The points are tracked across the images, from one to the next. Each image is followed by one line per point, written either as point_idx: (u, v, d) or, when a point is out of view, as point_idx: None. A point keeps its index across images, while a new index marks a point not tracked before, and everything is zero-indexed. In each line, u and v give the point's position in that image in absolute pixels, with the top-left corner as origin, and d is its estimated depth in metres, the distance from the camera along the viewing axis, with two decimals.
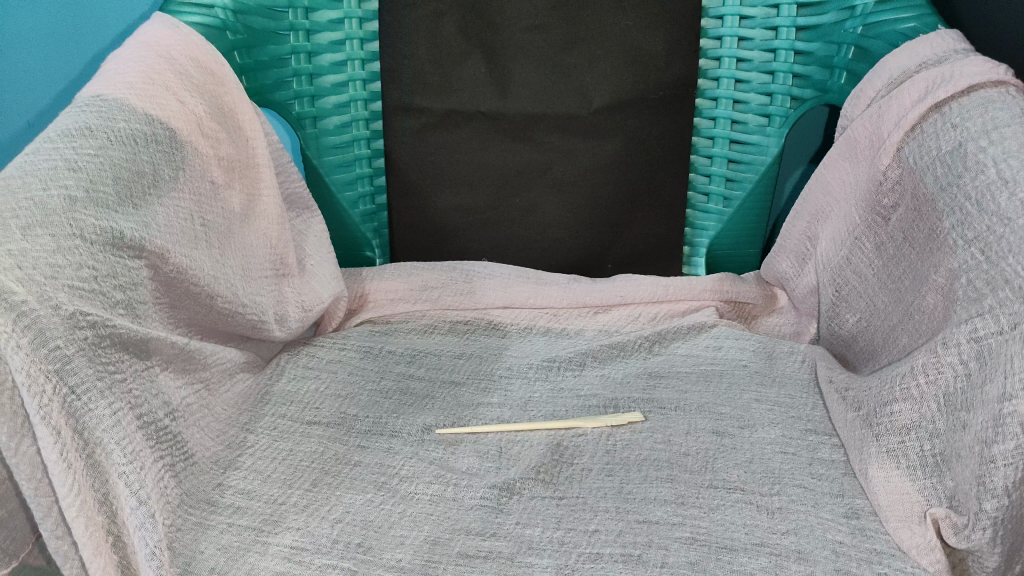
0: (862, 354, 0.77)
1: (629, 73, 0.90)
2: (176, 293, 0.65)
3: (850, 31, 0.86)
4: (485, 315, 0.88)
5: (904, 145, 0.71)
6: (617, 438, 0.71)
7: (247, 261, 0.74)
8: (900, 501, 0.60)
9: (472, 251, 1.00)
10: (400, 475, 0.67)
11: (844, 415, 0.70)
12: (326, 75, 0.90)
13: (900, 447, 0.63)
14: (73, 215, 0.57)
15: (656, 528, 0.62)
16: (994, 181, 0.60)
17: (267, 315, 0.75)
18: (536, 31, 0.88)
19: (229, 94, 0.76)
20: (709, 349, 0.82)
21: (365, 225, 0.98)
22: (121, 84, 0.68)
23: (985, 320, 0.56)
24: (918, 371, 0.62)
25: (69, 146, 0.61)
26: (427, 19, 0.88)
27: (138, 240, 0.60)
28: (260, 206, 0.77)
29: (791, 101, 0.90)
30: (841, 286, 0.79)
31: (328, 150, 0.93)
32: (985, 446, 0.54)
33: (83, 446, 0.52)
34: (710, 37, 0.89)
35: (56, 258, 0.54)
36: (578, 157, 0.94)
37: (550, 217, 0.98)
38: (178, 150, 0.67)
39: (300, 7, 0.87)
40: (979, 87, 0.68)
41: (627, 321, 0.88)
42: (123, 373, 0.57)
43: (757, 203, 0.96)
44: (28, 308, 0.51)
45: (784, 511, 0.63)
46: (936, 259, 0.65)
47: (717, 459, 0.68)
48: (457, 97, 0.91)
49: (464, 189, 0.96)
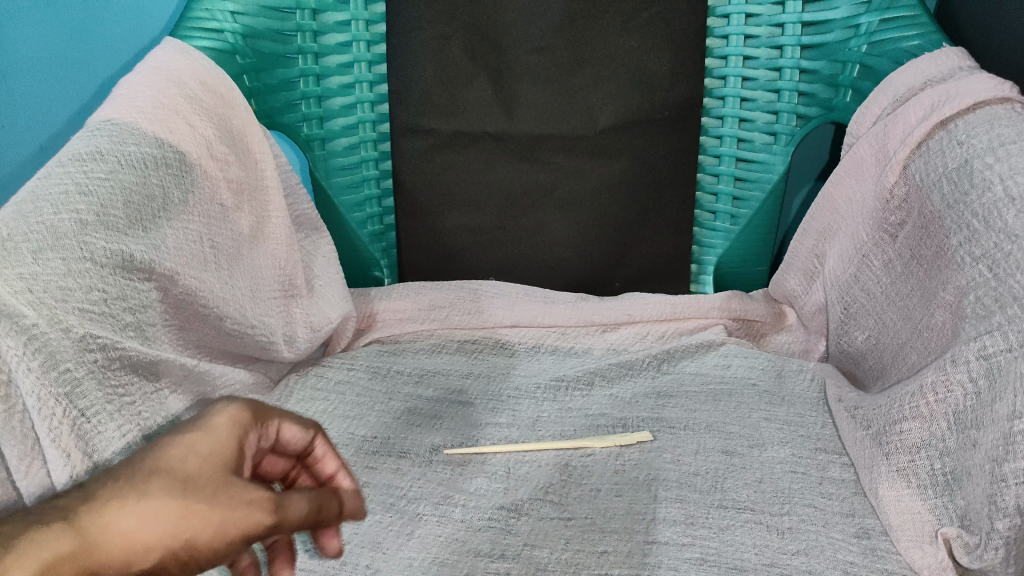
0: (871, 372, 0.76)
1: (636, 93, 0.91)
2: (184, 315, 0.66)
3: (855, 49, 0.85)
4: (493, 334, 0.88)
5: (910, 162, 0.71)
6: (626, 458, 0.71)
7: (256, 281, 0.74)
8: (912, 521, 0.60)
9: (480, 270, 1.01)
10: (408, 496, 0.67)
11: (854, 434, 0.69)
12: (334, 98, 0.91)
13: (910, 466, 0.62)
14: (83, 238, 0.57)
15: (666, 549, 0.62)
16: (1001, 199, 0.60)
17: (275, 336, 0.76)
18: (541, 52, 0.89)
19: (237, 118, 0.77)
20: (717, 367, 0.82)
21: (374, 245, 0.99)
22: (131, 108, 0.68)
23: (993, 338, 0.56)
24: (927, 389, 0.61)
25: (79, 170, 0.61)
26: (435, 42, 0.89)
27: (148, 263, 0.61)
28: (268, 228, 0.77)
29: (797, 119, 0.90)
30: (850, 304, 0.79)
31: (337, 172, 0.94)
32: (995, 465, 0.53)
33: (93, 468, 0.51)
34: (715, 56, 0.89)
35: (67, 282, 0.55)
36: (585, 177, 0.95)
37: (558, 236, 0.98)
38: (187, 172, 0.68)
39: (309, 30, 0.87)
40: (984, 104, 0.68)
41: (635, 340, 0.88)
42: (132, 396, 0.57)
43: (764, 221, 0.96)
44: (38, 331, 0.51)
45: (794, 532, 0.63)
46: (944, 277, 0.65)
47: (727, 478, 0.68)
48: (464, 118, 0.92)
49: (472, 210, 0.97)
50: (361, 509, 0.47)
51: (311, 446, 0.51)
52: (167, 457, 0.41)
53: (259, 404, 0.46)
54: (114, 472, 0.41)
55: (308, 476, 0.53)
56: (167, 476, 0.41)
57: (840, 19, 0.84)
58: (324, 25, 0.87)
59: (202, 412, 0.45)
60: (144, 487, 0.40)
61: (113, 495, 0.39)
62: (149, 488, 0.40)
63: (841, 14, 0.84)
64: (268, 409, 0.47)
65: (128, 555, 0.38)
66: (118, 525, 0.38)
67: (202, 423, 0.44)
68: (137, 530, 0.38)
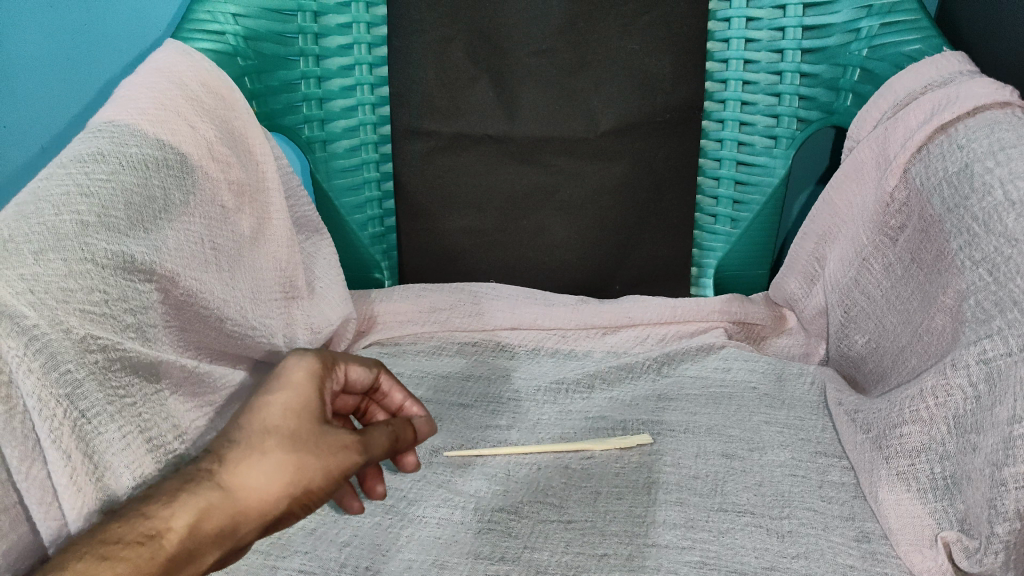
0: (872, 375, 0.76)
1: (637, 96, 0.91)
2: (185, 317, 0.66)
3: (856, 53, 0.85)
4: (493, 336, 0.88)
5: (910, 166, 0.71)
6: (626, 461, 0.71)
7: (257, 283, 0.75)
8: (912, 525, 0.60)
9: (481, 272, 1.01)
10: (407, 498, 0.67)
11: (853, 437, 0.69)
12: (335, 100, 0.91)
13: (911, 470, 0.62)
14: (84, 239, 0.57)
15: (666, 552, 0.62)
16: (1001, 203, 0.60)
17: (276, 337, 0.76)
18: (542, 55, 0.89)
19: (239, 120, 0.77)
20: (717, 370, 0.82)
21: (374, 247, 0.99)
22: (133, 109, 0.68)
23: (993, 341, 0.56)
24: (927, 393, 0.61)
25: (81, 171, 0.61)
26: (436, 45, 0.89)
27: (149, 264, 0.61)
28: (269, 229, 0.77)
29: (797, 122, 0.90)
30: (850, 307, 0.79)
31: (338, 173, 0.94)
32: (995, 469, 0.53)
33: (93, 470, 0.52)
34: (716, 60, 0.90)
35: (68, 283, 0.55)
36: (586, 180, 0.95)
37: (559, 239, 0.99)
38: (188, 174, 0.68)
39: (311, 32, 0.87)
40: (984, 108, 0.68)
41: (635, 342, 0.88)
42: (132, 397, 0.57)
43: (764, 224, 0.96)
44: (39, 332, 0.51)
45: (794, 535, 0.63)
46: (944, 281, 0.65)
47: (727, 482, 0.68)
48: (465, 121, 0.92)
49: (472, 212, 0.97)
50: (430, 429, 0.63)
51: (377, 381, 0.65)
52: (268, 415, 0.53)
53: (320, 357, 0.58)
54: (230, 435, 0.52)
55: (377, 409, 0.68)
56: (273, 432, 0.52)
57: (841, 23, 0.84)
58: (325, 27, 0.87)
59: (281, 370, 0.56)
60: (262, 446, 0.51)
61: (242, 455, 0.51)
62: (266, 445, 0.51)
63: (842, 18, 0.84)
64: (328, 359, 0.59)
65: (261, 501, 0.50)
66: (252, 477, 0.50)
67: (286, 381, 0.55)
68: (267, 479, 0.50)
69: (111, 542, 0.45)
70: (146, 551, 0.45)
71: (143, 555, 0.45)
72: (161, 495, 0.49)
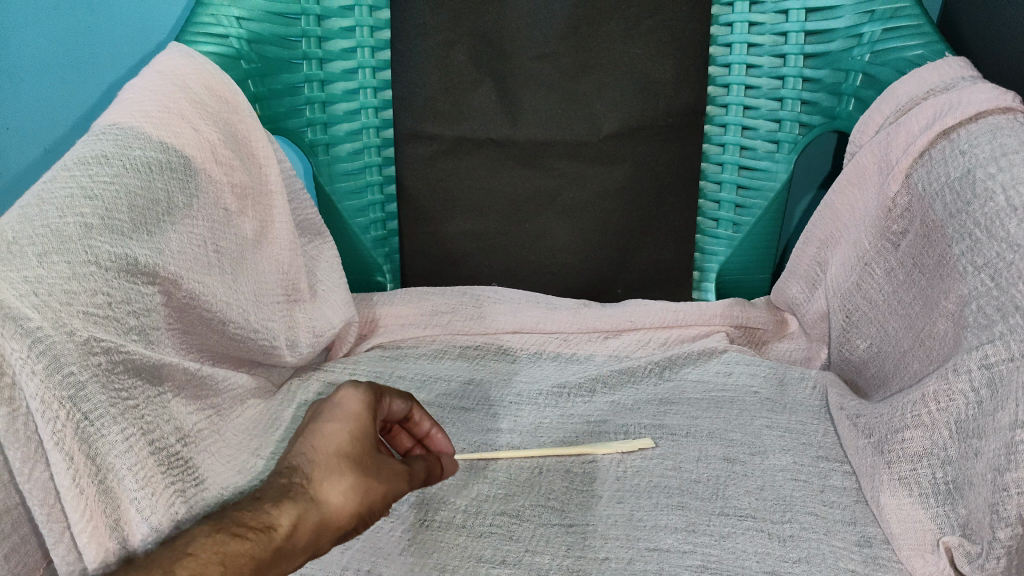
0: (873, 380, 0.76)
1: (639, 100, 0.91)
2: (188, 319, 0.66)
3: (858, 58, 0.85)
4: (495, 339, 0.89)
5: (913, 171, 0.71)
6: (627, 465, 0.71)
7: (259, 286, 0.75)
8: (913, 530, 0.60)
9: (482, 275, 1.01)
10: (409, 501, 0.67)
11: (855, 442, 0.69)
12: (339, 103, 0.91)
13: (912, 475, 0.62)
14: (88, 241, 0.57)
15: (667, 555, 0.62)
16: (1003, 209, 0.60)
17: (278, 340, 0.76)
18: (545, 59, 0.90)
19: (243, 123, 0.77)
20: (719, 374, 0.82)
21: (376, 250, 0.99)
22: (137, 112, 0.69)
23: (995, 347, 0.56)
24: (929, 398, 0.61)
25: (85, 174, 0.62)
26: (439, 49, 0.89)
27: (152, 267, 0.61)
28: (271, 232, 0.77)
29: (800, 127, 0.91)
30: (852, 312, 0.79)
31: (341, 177, 0.94)
32: (997, 474, 0.53)
33: (95, 471, 0.52)
34: (718, 64, 0.90)
35: (71, 285, 0.55)
36: (588, 183, 0.95)
37: (561, 242, 0.99)
38: (192, 177, 0.68)
39: (314, 36, 0.87)
40: (986, 113, 0.68)
41: (637, 346, 0.88)
42: (135, 399, 0.57)
43: (767, 228, 0.96)
44: (42, 334, 0.51)
45: (796, 539, 0.63)
46: (946, 286, 0.65)
47: (728, 486, 0.68)
48: (468, 125, 0.92)
49: (475, 215, 0.97)
50: (453, 469, 0.65)
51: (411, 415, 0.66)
52: (340, 440, 0.56)
53: (376, 388, 0.61)
54: (303, 454, 0.55)
55: (403, 432, 0.68)
56: (345, 457, 0.56)
57: (843, 28, 0.84)
58: (329, 31, 0.88)
59: (342, 399, 0.59)
60: (340, 467, 0.55)
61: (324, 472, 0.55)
62: (341, 467, 0.55)
63: (844, 23, 0.84)
64: (383, 389, 0.62)
65: (339, 517, 0.54)
66: (330, 496, 0.54)
67: (348, 410, 0.58)
68: (346, 498, 0.54)
69: (233, 526, 0.49)
70: (257, 543, 0.49)
71: (254, 548, 0.49)
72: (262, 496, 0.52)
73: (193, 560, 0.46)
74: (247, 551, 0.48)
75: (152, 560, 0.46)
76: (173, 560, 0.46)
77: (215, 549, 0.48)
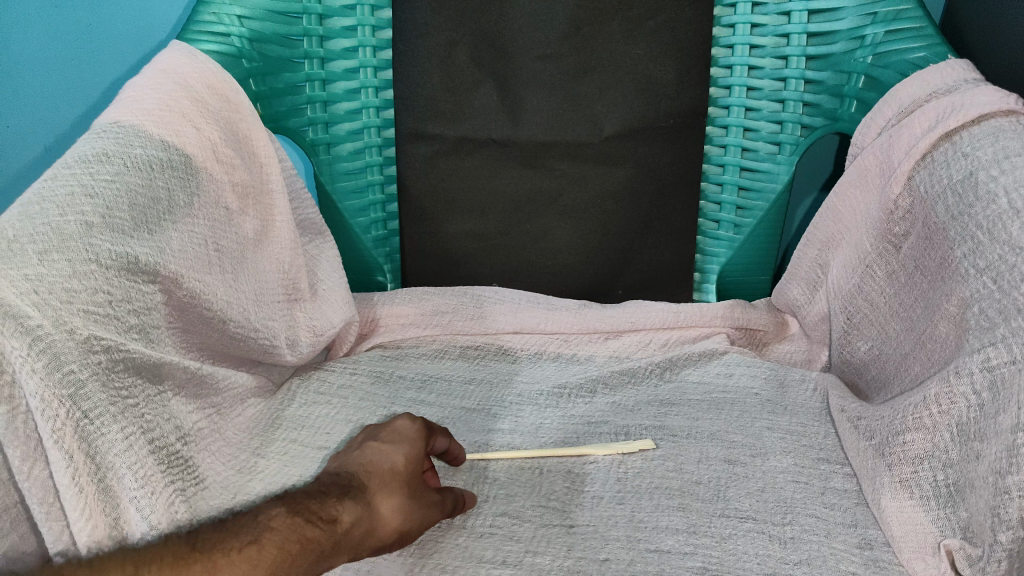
0: (874, 382, 0.76)
1: (641, 101, 0.91)
2: (188, 318, 0.66)
3: (860, 60, 0.85)
4: (495, 340, 0.88)
5: (914, 173, 0.71)
6: (628, 466, 0.71)
7: (260, 285, 0.74)
8: (914, 532, 0.60)
9: (482, 276, 1.01)
10: None
11: (856, 444, 0.69)
12: (340, 102, 0.91)
13: (913, 477, 0.62)
14: (88, 239, 0.57)
15: (668, 557, 0.62)
16: (1005, 211, 0.60)
17: (278, 339, 0.76)
18: (547, 60, 0.90)
19: (244, 122, 0.77)
20: (720, 376, 0.82)
21: (377, 250, 0.99)
22: (138, 110, 0.68)
23: (997, 349, 0.56)
24: (931, 400, 0.61)
25: (86, 172, 0.61)
26: (441, 48, 0.89)
27: (152, 265, 0.60)
28: (272, 231, 0.77)
29: (802, 129, 0.90)
30: (852, 314, 0.79)
31: (342, 176, 0.94)
32: (998, 477, 0.53)
33: (95, 470, 0.51)
34: (720, 65, 0.90)
35: (72, 283, 0.55)
36: (589, 184, 0.95)
37: (561, 243, 0.99)
38: (193, 175, 0.68)
39: (316, 35, 0.87)
40: (989, 116, 0.68)
41: (637, 347, 0.88)
42: (134, 398, 0.57)
43: (768, 230, 0.96)
44: (42, 332, 0.51)
45: (797, 541, 0.63)
46: (948, 288, 0.65)
47: (729, 488, 0.68)
48: (469, 125, 0.92)
49: (475, 215, 0.97)
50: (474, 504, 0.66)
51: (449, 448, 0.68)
52: (396, 460, 0.60)
53: (428, 422, 0.66)
54: (361, 466, 0.59)
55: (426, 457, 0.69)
56: (396, 477, 0.59)
57: (846, 29, 0.84)
58: (331, 30, 0.87)
59: (398, 427, 0.64)
60: (394, 485, 0.59)
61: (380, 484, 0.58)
62: (393, 484, 0.59)
63: (847, 24, 0.84)
64: (434, 424, 0.66)
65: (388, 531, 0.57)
66: (382, 507, 0.57)
67: (405, 435, 0.63)
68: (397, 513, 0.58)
69: (306, 513, 0.52)
70: (323, 533, 0.52)
71: (322, 537, 0.51)
72: (329, 495, 0.55)
73: (273, 534, 0.49)
74: (317, 539, 0.51)
75: (235, 526, 0.49)
76: (256, 532, 0.49)
77: (292, 529, 0.50)
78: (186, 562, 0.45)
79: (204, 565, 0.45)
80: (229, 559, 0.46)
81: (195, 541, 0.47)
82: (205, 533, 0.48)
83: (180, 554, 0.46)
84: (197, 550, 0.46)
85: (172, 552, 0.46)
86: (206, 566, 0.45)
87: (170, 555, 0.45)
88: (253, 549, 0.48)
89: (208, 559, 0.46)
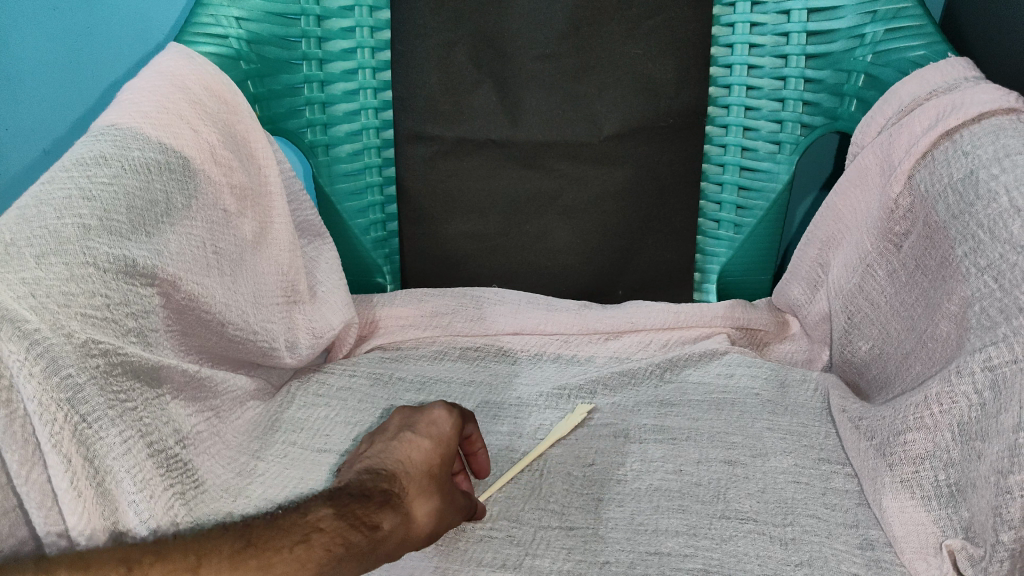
0: (876, 382, 0.76)
1: (640, 101, 0.91)
2: (187, 321, 0.66)
3: (860, 58, 0.85)
4: (496, 341, 0.88)
5: (915, 172, 0.71)
6: (627, 468, 0.71)
7: (258, 287, 0.74)
8: (916, 532, 0.60)
9: (483, 277, 1.01)
10: None
11: (857, 444, 0.69)
12: (339, 104, 0.90)
13: (914, 477, 0.62)
14: (86, 242, 0.57)
15: (668, 559, 0.62)
16: (1006, 210, 0.59)
17: (277, 341, 0.76)
18: (547, 60, 0.89)
19: (241, 123, 0.77)
20: (721, 376, 0.81)
21: (376, 251, 0.99)
22: (136, 113, 0.68)
23: (999, 349, 0.55)
24: (932, 400, 0.60)
25: (83, 175, 0.61)
26: (439, 50, 0.89)
27: (151, 268, 0.60)
28: (270, 234, 0.77)
29: (801, 128, 0.90)
30: (853, 313, 0.79)
31: (340, 178, 0.94)
32: (1000, 477, 0.52)
33: (94, 474, 0.51)
34: (720, 65, 0.90)
35: (70, 286, 0.55)
36: (589, 184, 0.95)
37: (561, 244, 0.98)
38: (190, 178, 0.68)
39: (314, 36, 0.87)
40: (989, 114, 0.68)
41: (638, 348, 0.88)
42: (133, 401, 0.57)
43: (768, 230, 0.96)
44: (40, 335, 0.51)
45: (798, 543, 0.63)
46: (949, 287, 0.65)
47: (729, 489, 0.68)
48: (468, 125, 0.92)
49: (475, 216, 0.97)
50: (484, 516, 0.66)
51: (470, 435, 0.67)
52: (433, 462, 0.60)
53: (461, 412, 0.66)
54: (401, 465, 0.58)
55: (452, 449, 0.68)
56: (432, 479, 0.59)
57: (845, 28, 0.84)
58: (329, 31, 0.87)
59: (435, 418, 0.64)
60: (432, 488, 0.59)
61: (417, 488, 0.58)
62: (431, 487, 0.59)
63: (847, 23, 0.84)
64: (468, 412, 0.67)
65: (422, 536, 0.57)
66: (418, 512, 0.56)
67: (442, 432, 0.63)
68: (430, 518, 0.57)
69: (351, 517, 0.51)
70: (365, 539, 0.51)
71: (363, 543, 0.51)
72: (374, 497, 0.54)
73: (321, 536, 0.49)
74: (360, 545, 0.50)
75: (285, 522, 0.49)
76: (305, 532, 0.49)
77: (337, 532, 0.50)
78: (242, 557, 0.46)
79: (259, 561, 0.46)
80: (279, 558, 0.47)
81: (249, 535, 0.47)
82: (256, 528, 0.48)
83: (236, 548, 0.46)
84: (250, 546, 0.47)
85: (228, 545, 0.46)
86: (260, 563, 0.46)
87: (228, 548, 0.46)
88: (303, 549, 0.48)
89: (261, 555, 0.46)
